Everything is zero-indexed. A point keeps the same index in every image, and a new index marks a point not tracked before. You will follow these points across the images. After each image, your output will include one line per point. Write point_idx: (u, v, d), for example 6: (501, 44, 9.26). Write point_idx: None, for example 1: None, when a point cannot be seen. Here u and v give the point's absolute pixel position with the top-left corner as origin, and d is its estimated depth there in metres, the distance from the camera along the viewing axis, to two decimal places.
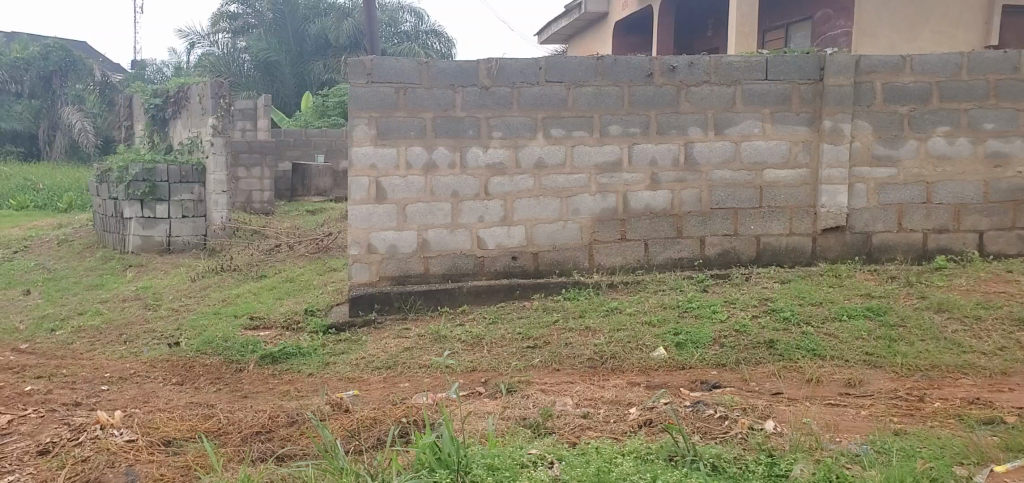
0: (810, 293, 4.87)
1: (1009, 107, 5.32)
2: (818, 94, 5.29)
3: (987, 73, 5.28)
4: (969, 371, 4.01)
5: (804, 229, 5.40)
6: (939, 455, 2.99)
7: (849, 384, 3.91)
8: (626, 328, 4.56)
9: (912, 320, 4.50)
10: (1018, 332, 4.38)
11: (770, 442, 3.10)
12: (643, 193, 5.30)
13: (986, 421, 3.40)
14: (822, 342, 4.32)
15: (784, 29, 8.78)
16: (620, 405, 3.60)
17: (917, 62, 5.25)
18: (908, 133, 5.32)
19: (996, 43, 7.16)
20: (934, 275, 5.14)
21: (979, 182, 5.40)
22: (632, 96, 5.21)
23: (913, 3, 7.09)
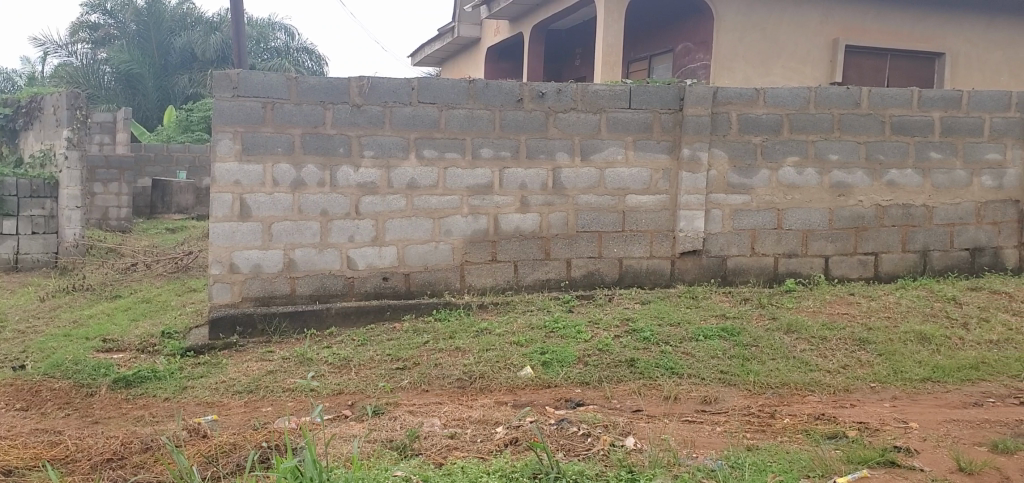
0: (669, 314, 5.04)
1: (851, 140, 5.69)
2: (678, 123, 5.51)
3: (832, 107, 5.63)
4: (816, 388, 4.25)
5: (665, 251, 5.60)
6: (788, 469, 3.15)
7: (705, 402, 4.07)
8: (494, 348, 4.60)
9: (763, 340, 4.72)
10: (859, 352, 4.66)
11: (629, 458, 3.19)
12: (513, 215, 5.38)
13: (830, 435, 3.60)
14: (679, 360, 4.48)
15: (647, 60, 9.10)
16: (486, 424, 3.63)
17: (770, 95, 5.54)
18: (761, 163, 5.61)
19: (840, 79, 7.75)
20: (785, 297, 5.41)
21: (824, 210, 5.73)
22: (503, 120, 5.29)
23: (767, 41, 7.46)
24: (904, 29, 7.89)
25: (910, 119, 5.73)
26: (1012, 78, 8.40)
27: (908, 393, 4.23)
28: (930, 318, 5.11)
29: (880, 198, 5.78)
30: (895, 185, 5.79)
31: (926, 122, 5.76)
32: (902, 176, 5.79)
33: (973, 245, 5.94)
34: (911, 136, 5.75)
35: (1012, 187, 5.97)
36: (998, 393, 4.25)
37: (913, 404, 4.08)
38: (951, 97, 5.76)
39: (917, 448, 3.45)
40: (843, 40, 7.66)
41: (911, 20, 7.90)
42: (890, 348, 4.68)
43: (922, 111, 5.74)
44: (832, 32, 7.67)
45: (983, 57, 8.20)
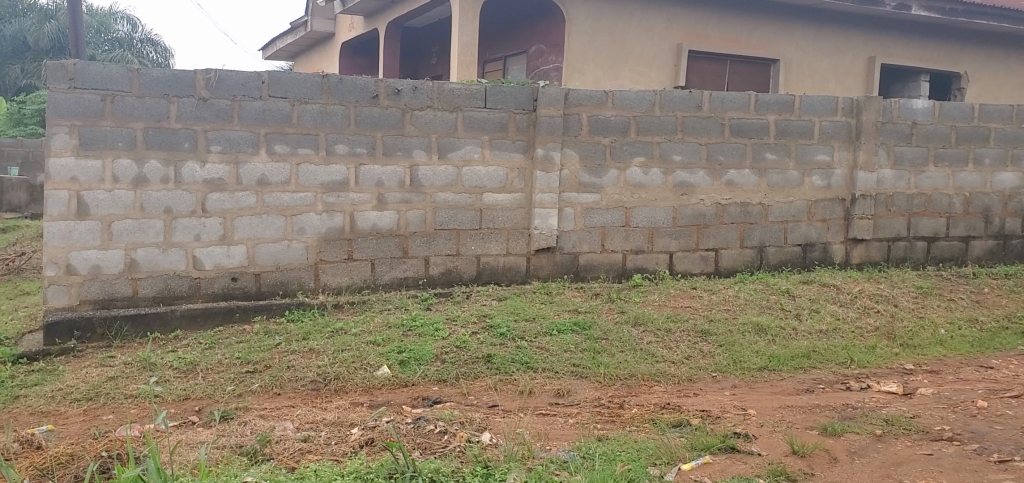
0: (524, 310, 5.12)
1: (693, 141, 5.94)
2: (532, 123, 5.61)
3: (676, 109, 5.86)
4: (662, 378, 4.43)
5: (519, 249, 5.68)
6: (636, 457, 3.27)
7: (559, 395, 4.17)
8: (350, 349, 4.55)
9: (614, 333, 4.88)
10: (702, 343, 4.88)
11: (485, 454, 3.23)
12: (370, 213, 5.33)
13: (675, 424, 3.76)
14: (534, 355, 4.56)
15: (502, 61, 9.21)
16: (341, 426, 3.59)
17: (618, 97, 5.71)
18: (610, 163, 5.77)
19: (683, 82, 8.05)
20: (633, 292, 5.60)
21: (669, 208, 5.96)
22: (358, 116, 5.23)
23: (615, 44, 7.69)
24: (742, 35, 8.17)
25: (748, 122, 6.03)
26: (838, 84, 8.66)
27: (747, 382, 4.47)
28: (766, 310, 5.40)
29: (720, 197, 6.07)
30: (734, 184, 6.08)
31: (762, 124, 6.08)
32: (740, 176, 6.09)
33: (804, 241, 6.31)
34: (749, 138, 6.06)
35: (839, 186, 6.35)
36: (827, 379, 4.55)
37: (751, 391, 4.32)
38: (785, 101, 6.11)
39: (755, 434, 3.65)
40: (686, 45, 7.95)
41: (749, 27, 8.19)
42: (730, 339, 4.92)
43: (758, 114, 6.06)
44: (676, 37, 7.94)
45: (813, 64, 8.48)
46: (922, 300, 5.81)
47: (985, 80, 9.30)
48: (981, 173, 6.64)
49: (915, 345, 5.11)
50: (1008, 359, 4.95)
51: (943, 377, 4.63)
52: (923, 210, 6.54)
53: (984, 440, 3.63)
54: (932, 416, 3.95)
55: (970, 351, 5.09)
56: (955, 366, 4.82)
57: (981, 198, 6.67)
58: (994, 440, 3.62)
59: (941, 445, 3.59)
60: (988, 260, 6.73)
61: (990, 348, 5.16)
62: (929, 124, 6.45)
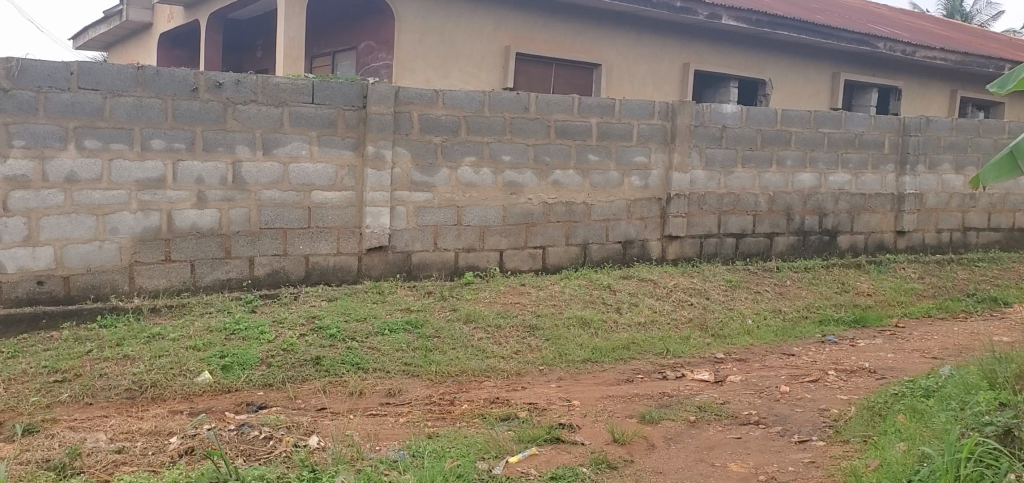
0: (354, 309, 5.07)
1: (521, 142, 6.06)
2: (362, 120, 5.56)
3: (505, 110, 5.97)
4: (492, 374, 4.50)
5: (350, 248, 5.61)
6: (465, 453, 3.31)
7: (389, 394, 4.16)
8: (169, 354, 4.36)
9: (445, 331, 4.91)
10: (530, 338, 5.00)
11: (312, 457, 3.18)
12: (189, 211, 5.13)
13: (503, 418, 3.84)
14: (364, 356, 4.53)
15: (331, 56, 9.06)
16: (159, 435, 3.44)
17: (448, 97, 5.76)
18: (441, 162, 5.81)
19: (511, 85, 8.18)
20: (463, 289, 5.66)
21: (499, 207, 6.05)
22: (176, 110, 5.03)
23: (445, 44, 7.73)
24: (567, 39, 8.39)
25: (572, 124, 6.23)
26: (656, 89, 9.03)
27: (572, 374, 4.62)
28: (590, 304, 5.59)
29: (547, 196, 6.23)
30: (559, 184, 6.26)
31: (585, 127, 6.29)
32: (565, 176, 6.27)
33: (625, 238, 6.57)
34: (573, 140, 6.25)
35: (656, 186, 6.66)
36: (646, 369, 4.76)
37: (576, 383, 4.46)
38: (606, 104, 6.34)
39: (579, 424, 3.77)
40: (514, 47, 8.08)
41: (573, 32, 8.41)
42: (556, 333, 5.06)
43: (582, 117, 6.27)
44: (504, 39, 8.06)
45: (632, 70, 8.81)
46: (732, 293, 6.18)
47: (788, 88, 9.82)
48: (783, 174, 7.12)
49: (726, 335, 5.43)
50: (807, 347, 5.35)
51: (750, 364, 4.95)
52: (732, 209, 6.93)
53: (786, 422, 3.91)
54: (740, 401, 4.21)
55: (774, 339, 5.45)
56: (761, 354, 5.16)
57: (783, 197, 7.15)
58: (795, 422, 3.91)
59: (748, 428, 3.84)
60: (790, 255, 7.22)
61: (792, 336, 5.56)
62: (737, 128, 6.85)
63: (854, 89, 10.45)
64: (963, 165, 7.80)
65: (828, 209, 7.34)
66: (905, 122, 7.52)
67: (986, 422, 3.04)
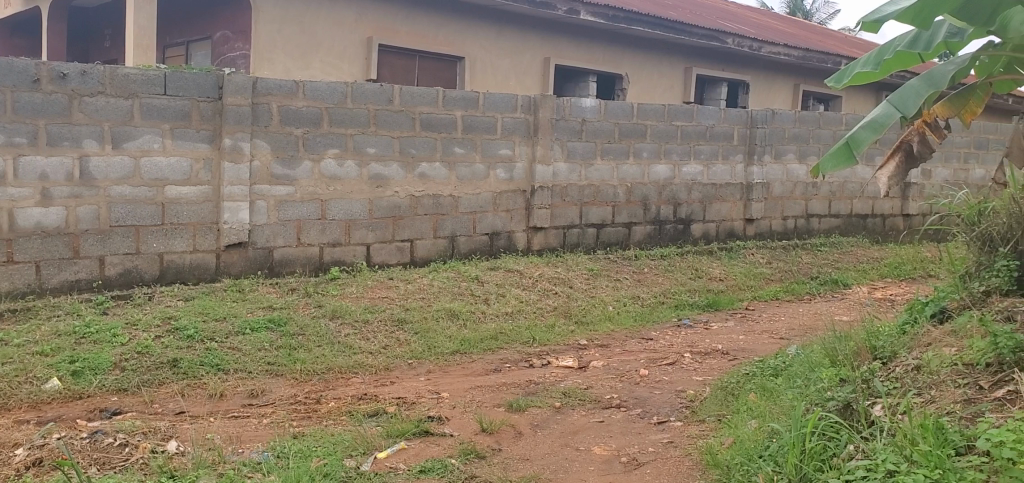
0: (213, 309, 4.93)
1: (386, 134, 6.03)
2: (218, 112, 5.40)
3: (368, 102, 5.93)
4: (359, 370, 4.47)
5: (208, 245, 5.44)
6: (332, 451, 3.28)
7: (252, 395, 4.08)
8: (11, 361, 4.12)
9: (309, 328, 4.84)
10: (398, 332, 4.99)
11: (171, 463, 3.09)
12: (32, 209, 4.85)
13: (371, 414, 3.83)
14: (225, 356, 4.41)
15: (185, 46, 8.74)
16: (4, 448, 3.26)
17: (308, 88, 5.67)
18: (303, 154, 5.71)
19: (375, 76, 8.05)
20: (329, 285, 5.58)
21: (364, 200, 6.00)
22: (16, 103, 4.75)
23: (305, 34, 7.54)
24: (430, 31, 8.31)
25: (436, 116, 6.24)
26: (518, 82, 9.10)
27: (440, 366, 4.64)
28: (458, 297, 5.62)
29: (413, 189, 6.22)
30: (425, 177, 6.26)
31: (450, 120, 6.31)
32: (431, 169, 6.28)
33: (491, 230, 6.63)
34: (438, 133, 6.27)
35: (520, 178, 6.76)
36: (512, 358, 4.83)
37: (444, 375, 4.48)
38: (470, 97, 6.38)
39: (447, 416, 3.80)
40: (376, 39, 7.95)
41: (436, 24, 8.34)
42: (424, 326, 5.08)
43: (446, 110, 6.28)
44: (366, 30, 7.91)
45: (495, 63, 8.83)
46: (594, 281, 6.34)
47: (644, 82, 10.09)
48: (640, 165, 7.34)
49: (588, 322, 5.58)
50: (664, 331, 5.55)
51: (612, 349, 5.10)
52: (592, 200, 7.11)
53: (646, 404, 4.05)
54: (603, 386, 4.34)
55: (633, 325, 5.64)
56: (621, 339, 5.32)
57: (640, 188, 7.38)
58: (654, 403, 4.06)
59: (610, 412, 3.96)
60: (648, 243, 7.46)
61: (650, 321, 5.76)
62: (596, 121, 7.03)
63: (706, 83, 10.86)
64: (805, 155, 8.22)
65: (682, 199, 7.62)
66: (752, 115, 7.89)
67: (828, 397, 3.24)
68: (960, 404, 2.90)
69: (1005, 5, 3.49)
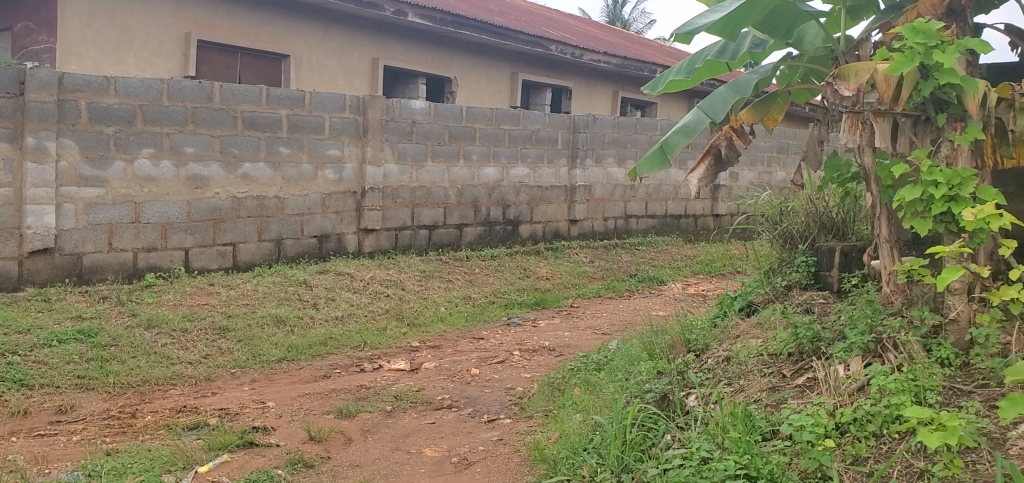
0: (15, 320, 4.58)
1: (205, 133, 5.81)
2: (19, 109, 5.02)
3: (186, 99, 5.69)
4: (178, 381, 4.29)
5: (8, 252, 5.03)
6: (149, 467, 3.13)
7: (60, 411, 3.82)
8: None
9: (123, 338, 4.59)
10: (219, 340, 4.81)
11: None
12: None
13: (191, 426, 3.67)
14: (29, 371, 4.11)
15: None
16: None
17: (121, 84, 5.38)
18: (114, 153, 5.41)
19: (193, 73, 7.59)
20: (145, 292, 5.31)
21: (182, 202, 5.75)
22: None
23: (115, 26, 7.03)
24: (253, 27, 7.91)
25: (259, 115, 6.07)
26: (346, 82, 8.80)
27: (265, 374, 4.51)
28: (285, 302, 5.48)
29: (235, 190, 6.01)
30: (248, 178, 6.07)
31: (274, 118, 6.15)
32: (254, 169, 6.09)
33: (319, 233, 6.50)
34: (262, 131, 6.09)
35: (350, 179, 6.67)
36: (342, 363, 4.77)
37: (270, 384, 4.37)
38: (295, 96, 6.24)
39: (273, 426, 3.70)
40: (195, 34, 7.50)
41: (260, 20, 7.95)
42: (249, 333, 4.93)
43: (270, 108, 6.12)
44: (184, 25, 7.45)
45: (322, 62, 8.50)
46: (425, 282, 6.34)
47: (472, 85, 10.08)
48: (469, 168, 7.41)
49: (420, 323, 5.58)
50: (494, 330, 5.63)
51: (443, 350, 5.12)
52: (423, 201, 7.10)
53: (476, 403, 4.10)
54: (434, 387, 4.35)
55: (464, 325, 5.69)
56: (452, 340, 5.36)
57: (470, 189, 7.43)
58: (484, 402, 4.11)
59: (441, 413, 3.98)
60: (478, 244, 7.52)
61: (480, 320, 5.82)
62: (425, 123, 7.03)
63: (531, 88, 11.04)
64: (624, 158, 8.54)
65: (510, 201, 7.74)
66: (574, 120, 8.12)
67: (647, 389, 3.38)
68: (766, 392, 3.10)
69: (801, 18, 3.80)
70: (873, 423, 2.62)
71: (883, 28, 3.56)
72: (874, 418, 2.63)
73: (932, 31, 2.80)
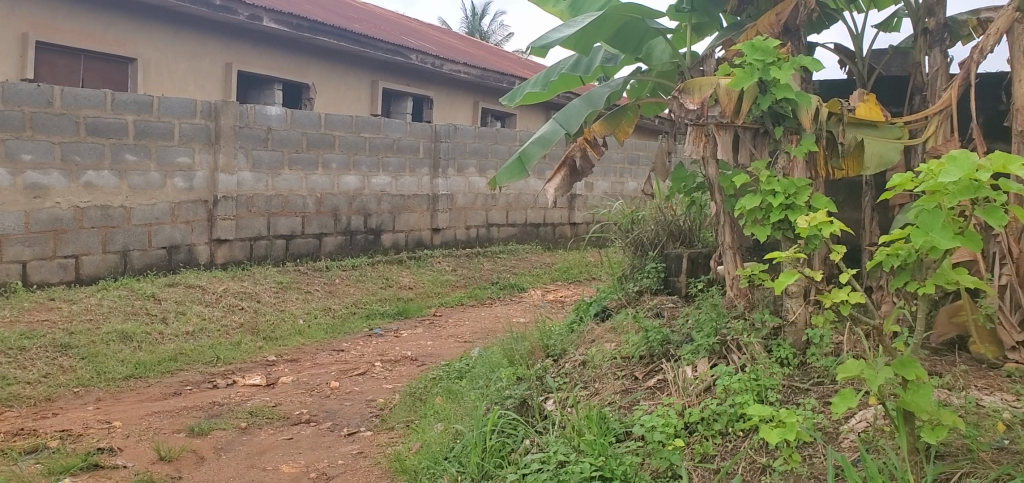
0: None
1: (44, 139, 5.50)
2: None
3: (23, 104, 5.37)
4: (14, 403, 4.03)
5: None
6: None
7: None
8: None
9: None
10: (60, 358, 4.56)
11: None
12: None
13: (29, 450, 3.46)
14: None
15: None
16: None
17: None
18: None
19: (31, 76, 7.15)
20: None
21: (19, 212, 5.42)
22: None
23: None
24: (97, 30, 7.52)
25: (104, 121, 5.79)
26: (198, 88, 8.49)
27: (111, 393, 4.30)
28: (132, 316, 5.24)
29: (77, 199, 5.71)
30: (92, 186, 5.78)
31: (119, 124, 5.88)
32: (99, 177, 5.81)
33: (169, 243, 6.26)
34: (106, 138, 5.82)
35: (201, 187, 6.44)
36: (194, 379, 4.60)
37: (116, 403, 4.17)
38: (142, 101, 5.98)
39: (119, 446, 3.53)
40: (33, 35, 7.07)
41: (104, 22, 7.57)
42: (92, 351, 4.68)
43: (115, 113, 5.85)
44: (20, 25, 7.01)
45: (172, 67, 8.18)
46: (282, 294, 6.20)
47: (331, 92, 9.92)
48: (328, 176, 7.29)
49: (277, 337, 5.45)
50: (355, 341, 5.57)
51: (302, 364, 5.02)
52: (280, 210, 6.95)
53: (336, 417, 4.03)
54: (291, 402, 4.26)
55: (324, 337, 5.59)
56: (311, 353, 5.25)
57: (329, 198, 7.32)
58: (344, 416, 4.05)
59: (299, 427, 3.90)
60: (338, 253, 7.41)
61: (340, 332, 5.74)
62: (282, 130, 6.89)
63: (392, 96, 10.97)
64: (485, 168, 8.62)
65: (371, 209, 7.66)
66: (436, 129, 8.13)
67: (506, 395, 3.42)
68: (619, 394, 3.19)
69: (650, 34, 3.94)
70: (719, 422, 2.74)
71: (725, 46, 3.75)
72: (720, 417, 2.76)
73: (769, 49, 2.96)
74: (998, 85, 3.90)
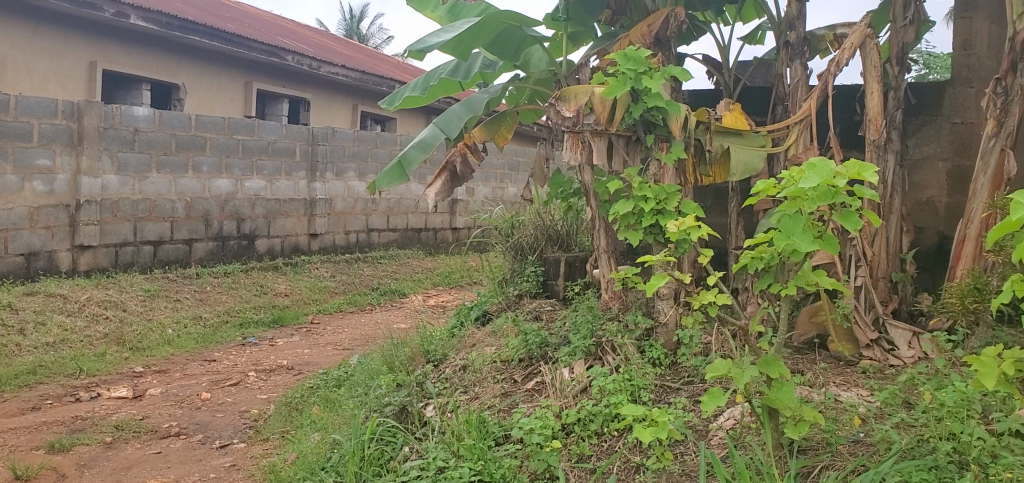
0: None
1: None
2: None
3: None
4: None
5: None
6: None
7: None
8: None
9: None
10: None
11: None
12: None
13: None
14: None
15: None
16: None
17: None
18: None
19: None
20: None
21: None
22: None
23: None
24: None
25: None
26: (59, 86, 8.08)
27: None
28: None
29: None
30: None
31: None
32: None
33: (28, 250, 5.93)
34: None
35: (63, 191, 6.12)
36: (54, 393, 4.37)
37: None
38: None
39: None
40: None
41: None
42: None
43: None
44: None
45: (31, 64, 7.76)
46: (150, 303, 5.96)
47: (203, 93, 9.62)
48: (199, 179, 7.07)
49: (145, 347, 5.25)
50: (228, 351, 5.41)
51: (171, 375, 4.84)
52: (147, 215, 6.70)
53: (208, 429, 3.91)
54: (160, 414, 4.11)
55: (194, 347, 5.41)
56: (181, 363, 5.08)
57: (200, 202, 7.10)
58: (216, 427, 3.93)
59: (168, 441, 3.76)
60: (210, 260, 7.19)
61: (212, 341, 5.57)
62: (150, 131, 6.65)
63: (267, 98, 10.72)
64: (364, 172, 8.54)
65: (245, 214, 7.47)
66: (313, 132, 8.00)
67: (385, 402, 3.39)
68: (499, 398, 3.21)
69: (526, 42, 3.99)
70: (595, 422, 2.80)
71: (600, 55, 3.83)
72: (596, 417, 2.82)
73: (641, 58, 3.05)
74: (853, 97, 4.13)
